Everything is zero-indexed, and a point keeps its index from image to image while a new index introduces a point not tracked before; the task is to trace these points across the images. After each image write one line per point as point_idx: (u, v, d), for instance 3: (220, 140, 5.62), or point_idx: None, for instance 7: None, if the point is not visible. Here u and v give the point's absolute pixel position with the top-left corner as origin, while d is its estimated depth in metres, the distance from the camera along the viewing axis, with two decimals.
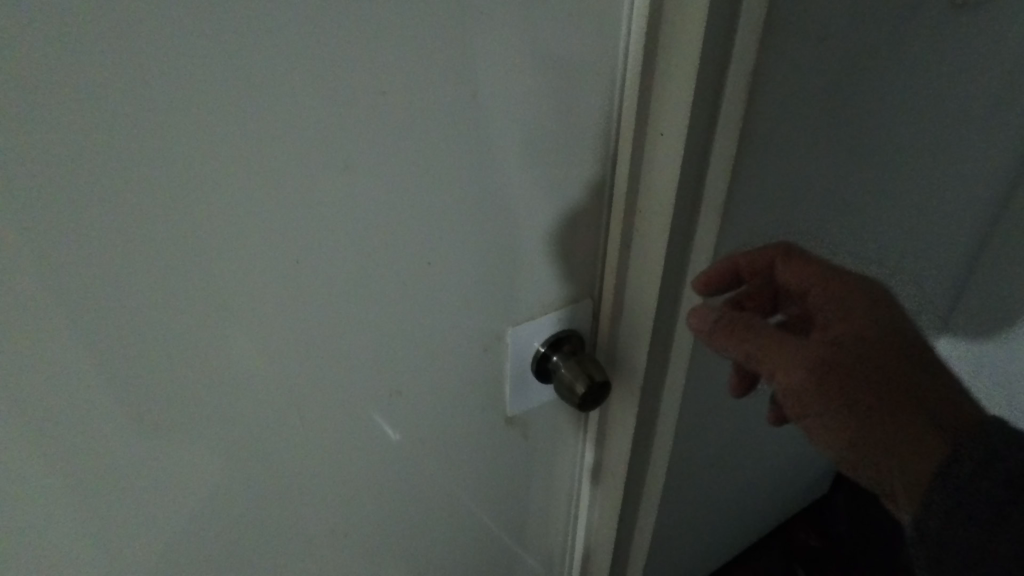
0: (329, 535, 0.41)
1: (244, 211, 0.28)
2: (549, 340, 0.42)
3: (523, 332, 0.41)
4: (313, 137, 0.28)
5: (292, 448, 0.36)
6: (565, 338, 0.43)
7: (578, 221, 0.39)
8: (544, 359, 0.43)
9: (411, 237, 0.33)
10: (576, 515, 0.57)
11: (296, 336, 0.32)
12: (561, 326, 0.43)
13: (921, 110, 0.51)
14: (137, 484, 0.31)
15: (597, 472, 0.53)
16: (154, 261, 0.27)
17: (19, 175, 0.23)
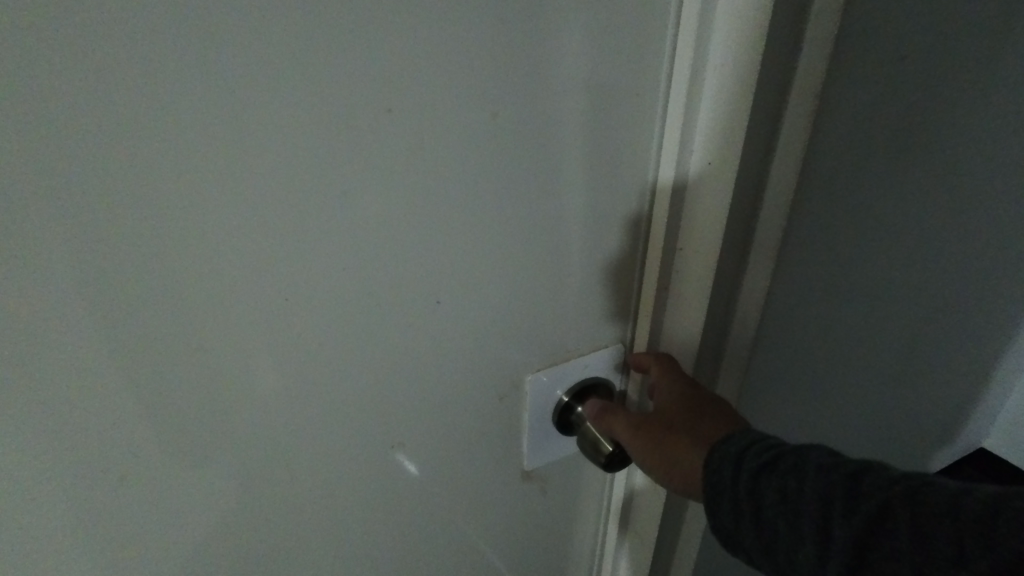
0: (346, 552, 0.45)
1: (273, 263, 0.31)
2: (572, 389, 0.46)
3: (545, 381, 0.44)
4: (340, 193, 0.31)
5: (312, 470, 0.39)
6: (589, 389, 0.46)
7: (609, 276, 0.42)
8: (566, 409, 0.46)
9: (432, 282, 0.36)
10: (600, 547, 0.59)
11: (316, 371, 0.36)
12: (586, 378, 0.46)
13: (960, 178, 0.54)
14: (160, 505, 0.35)
15: (623, 511, 0.55)
16: (191, 309, 0.30)
17: (78, 243, 0.26)
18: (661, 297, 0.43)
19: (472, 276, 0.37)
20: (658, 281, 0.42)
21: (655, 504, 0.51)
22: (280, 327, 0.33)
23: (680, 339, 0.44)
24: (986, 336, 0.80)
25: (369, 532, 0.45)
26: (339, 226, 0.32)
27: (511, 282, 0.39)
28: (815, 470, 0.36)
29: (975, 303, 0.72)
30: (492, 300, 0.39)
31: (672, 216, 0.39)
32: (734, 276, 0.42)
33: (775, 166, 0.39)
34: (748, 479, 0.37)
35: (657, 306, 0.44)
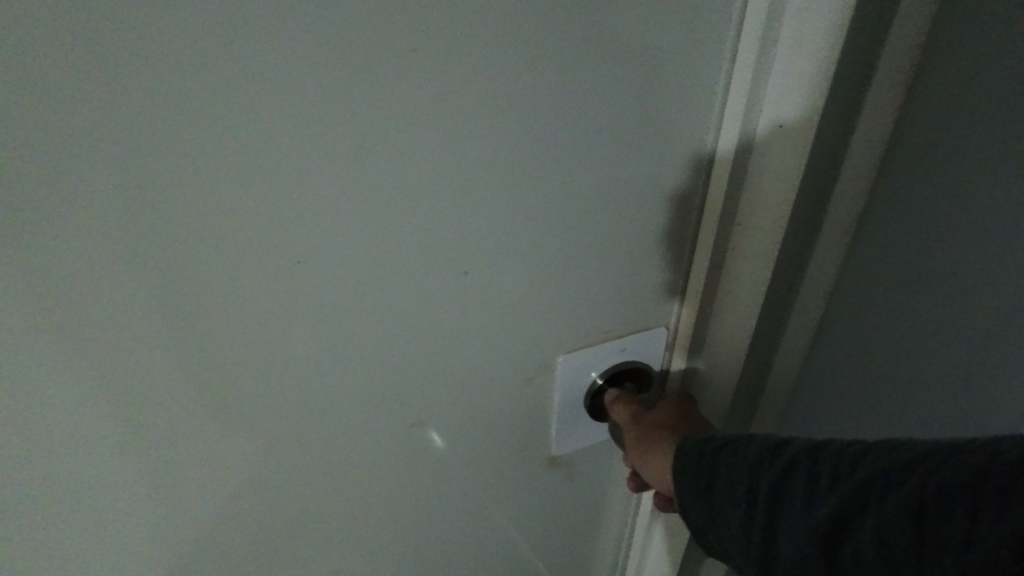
0: (362, 524, 0.43)
1: (289, 215, 0.29)
2: (608, 372, 0.43)
3: (579, 361, 0.42)
4: (362, 143, 0.28)
5: (330, 441, 0.38)
6: (627, 373, 0.43)
7: (654, 249, 0.39)
8: (600, 391, 0.43)
9: (460, 247, 0.33)
10: (629, 534, 0.56)
11: (334, 334, 0.33)
12: (625, 361, 0.43)
13: None
14: (172, 464, 0.34)
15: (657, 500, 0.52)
16: (202, 261, 0.29)
17: (80, 182, 0.25)
18: (710, 281, 0.40)
19: (505, 253, 0.35)
20: (709, 264, 0.39)
21: None
22: (300, 289, 0.31)
23: (731, 323, 0.40)
24: None
25: (387, 514, 0.43)
26: (364, 195, 0.30)
27: (547, 260, 0.36)
28: (747, 442, 0.33)
29: None
30: (525, 279, 0.36)
31: (730, 193, 0.36)
32: (800, 253, 0.39)
33: (863, 130, 0.35)
34: (686, 469, 0.34)
35: (706, 291, 0.40)
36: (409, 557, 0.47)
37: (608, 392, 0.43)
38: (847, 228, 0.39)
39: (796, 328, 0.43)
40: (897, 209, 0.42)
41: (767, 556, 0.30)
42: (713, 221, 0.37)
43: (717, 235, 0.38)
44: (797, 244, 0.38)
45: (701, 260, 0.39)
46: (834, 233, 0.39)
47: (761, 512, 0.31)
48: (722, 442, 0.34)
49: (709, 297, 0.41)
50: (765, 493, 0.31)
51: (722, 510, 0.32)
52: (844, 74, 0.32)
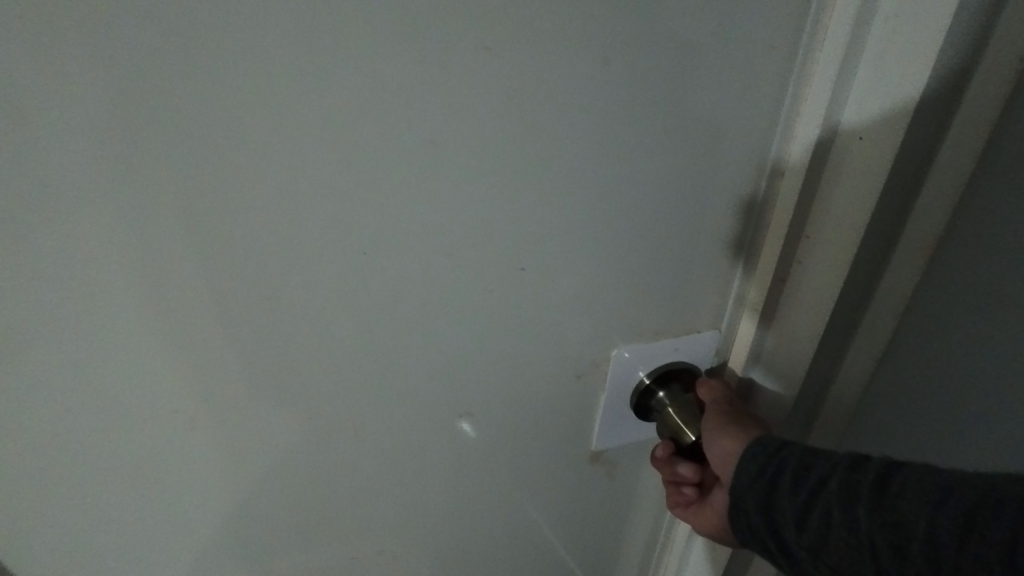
0: (398, 507, 0.44)
1: (352, 204, 0.29)
2: (655, 371, 0.42)
3: (627, 359, 0.41)
4: (428, 134, 0.29)
5: (375, 424, 0.38)
6: (675, 373, 0.43)
7: (709, 248, 0.38)
8: (647, 391, 0.43)
9: (514, 240, 0.33)
10: (660, 533, 0.56)
11: (386, 320, 0.34)
12: (672, 360, 0.43)
13: None
14: (225, 435, 0.35)
15: None
16: (265, 244, 0.29)
17: (157, 163, 0.26)
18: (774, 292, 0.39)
19: (559, 252, 0.35)
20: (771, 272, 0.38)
21: None
22: (356, 276, 0.32)
23: (793, 334, 0.39)
24: None
25: (423, 504, 0.44)
26: (427, 188, 0.30)
27: (602, 260, 0.36)
28: (789, 447, 0.34)
29: None
30: (576, 274, 0.36)
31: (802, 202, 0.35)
32: (872, 264, 0.37)
33: (952, 137, 0.34)
34: (750, 473, 0.34)
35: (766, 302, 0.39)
36: (441, 542, 0.48)
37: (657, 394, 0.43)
38: (926, 238, 0.38)
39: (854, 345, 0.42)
40: (975, 229, 0.40)
41: (813, 555, 0.31)
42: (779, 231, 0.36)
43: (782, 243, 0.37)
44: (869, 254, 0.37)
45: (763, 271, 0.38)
46: (910, 244, 0.38)
47: (821, 523, 0.31)
48: (796, 451, 0.33)
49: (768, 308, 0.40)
50: (828, 508, 0.30)
51: (765, 511, 0.33)
52: (937, 78, 0.30)
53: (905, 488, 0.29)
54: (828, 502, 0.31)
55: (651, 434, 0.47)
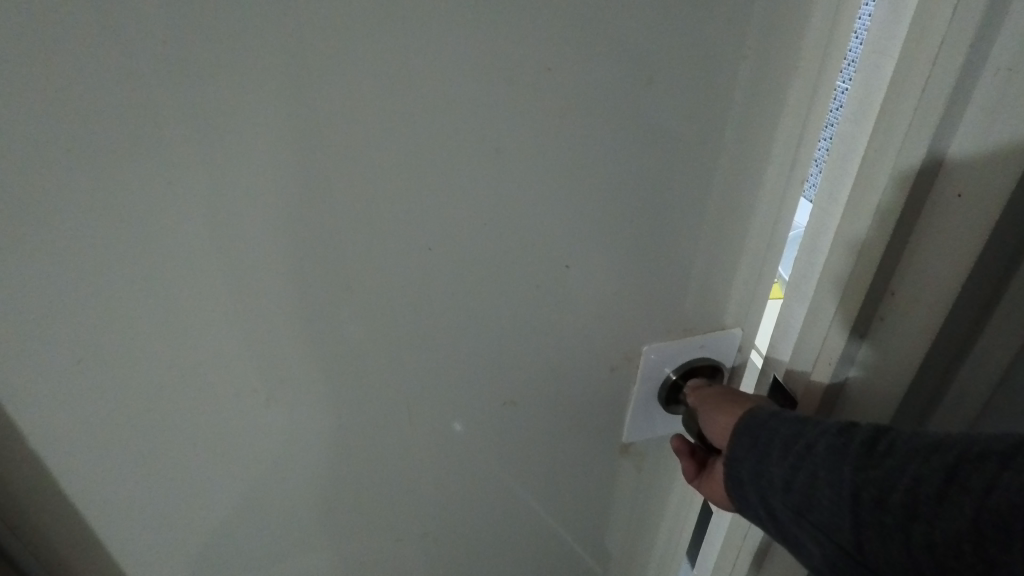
0: (419, 477, 0.47)
1: (429, 198, 0.34)
2: (681, 366, 0.47)
3: (657, 352, 0.46)
4: (508, 138, 0.34)
5: (417, 399, 0.43)
6: (699, 368, 0.47)
7: (735, 251, 0.43)
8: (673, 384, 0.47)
9: (559, 235, 0.38)
10: (660, 525, 0.60)
11: (437, 306, 0.39)
12: (698, 357, 0.47)
13: None
14: (286, 393, 0.39)
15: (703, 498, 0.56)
16: (348, 229, 0.34)
17: (281, 150, 0.31)
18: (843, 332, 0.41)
19: (595, 256, 0.40)
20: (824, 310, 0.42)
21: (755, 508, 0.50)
22: (416, 261, 0.37)
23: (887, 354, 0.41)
24: None
25: (446, 479, 0.48)
26: (497, 184, 0.35)
27: (635, 271, 0.41)
28: (782, 417, 0.37)
29: None
30: (610, 271, 0.41)
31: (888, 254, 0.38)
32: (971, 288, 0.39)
33: None
34: (745, 445, 0.38)
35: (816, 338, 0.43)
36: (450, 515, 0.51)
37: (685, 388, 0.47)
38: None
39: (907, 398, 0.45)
40: None
41: (802, 511, 0.35)
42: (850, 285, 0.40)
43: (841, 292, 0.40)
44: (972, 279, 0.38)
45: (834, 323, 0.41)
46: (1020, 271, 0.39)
47: (806, 485, 0.34)
48: (785, 421, 0.36)
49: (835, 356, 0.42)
50: (812, 470, 0.34)
51: (760, 475, 0.36)
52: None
53: (883, 450, 0.32)
54: (815, 465, 0.34)
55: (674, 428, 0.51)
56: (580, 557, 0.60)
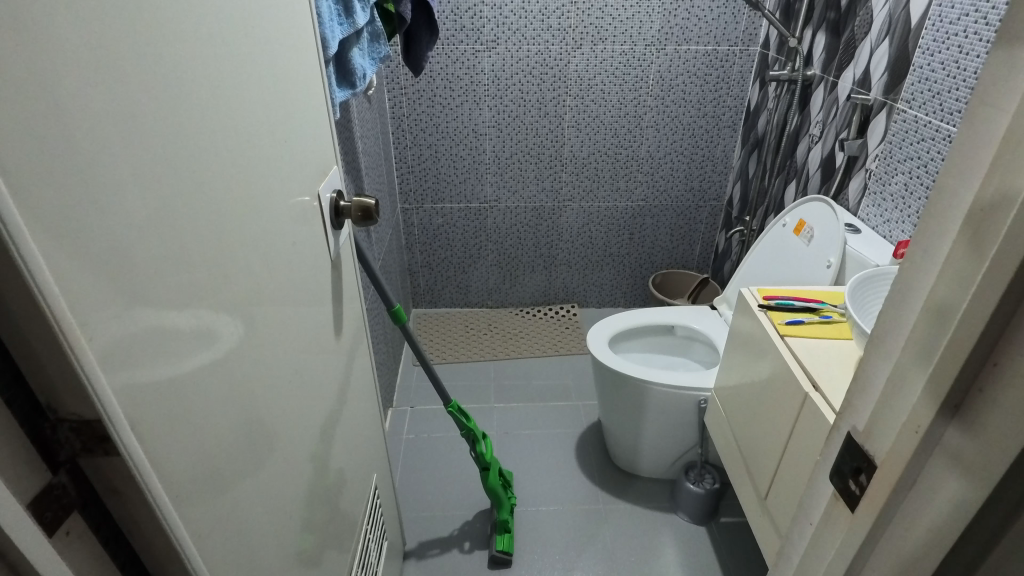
0: (300, 385, 0.73)
1: (238, 183, 0.56)
2: (860, 472, 0.46)
3: (885, 434, 0.43)
4: (220, 72, 0.52)
5: (280, 337, 0.67)
6: (860, 466, 0.46)
7: (325, 146, 0.83)
8: (853, 484, 0.46)
9: (272, 123, 0.63)
10: (351, 416, 0.97)
11: (268, 263, 0.63)
12: (865, 461, 0.45)
13: (937, 89, 1.16)
14: (248, 348, 0.58)
15: (801, 513, 0.56)
16: (241, 239, 0.57)
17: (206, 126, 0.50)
18: (875, 422, 0.44)
19: (300, 160, 0.72)
20: (900, 354, 0.41)
21: (827, 555, 0.51)
22: (262, 243, 0.61)
23: (916, 412, 0.39)
24: (881, 199, 1.34)
25: (312, 410, 0.77)
26: (238, 112, 0.55)
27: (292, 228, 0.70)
28: None
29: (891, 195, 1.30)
30: (302, 185, 0.73)
31: (965, 371, 0.36)
32: (909, 342, 0.40)
33: (925, 224, 0.40)
34: None
35: (852, 425, 0.47)
36: (312, 411, 0.77)
37: (855, 488, 0.46)
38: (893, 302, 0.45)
39: (940, 475, 0.38)
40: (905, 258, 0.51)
41: None
42: (956, 353, 0.36)
43: (935, 352, 0.38)
44: (937, 338, 0.38)
45: (927, 385, 0.38)
46: None
47: None
48: None
49: (911, 410, 0.40)
50: None
51: None
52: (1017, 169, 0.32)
53: None
54: None
55: (835, 479, 0.49)
56: (347, 451, 0.94)
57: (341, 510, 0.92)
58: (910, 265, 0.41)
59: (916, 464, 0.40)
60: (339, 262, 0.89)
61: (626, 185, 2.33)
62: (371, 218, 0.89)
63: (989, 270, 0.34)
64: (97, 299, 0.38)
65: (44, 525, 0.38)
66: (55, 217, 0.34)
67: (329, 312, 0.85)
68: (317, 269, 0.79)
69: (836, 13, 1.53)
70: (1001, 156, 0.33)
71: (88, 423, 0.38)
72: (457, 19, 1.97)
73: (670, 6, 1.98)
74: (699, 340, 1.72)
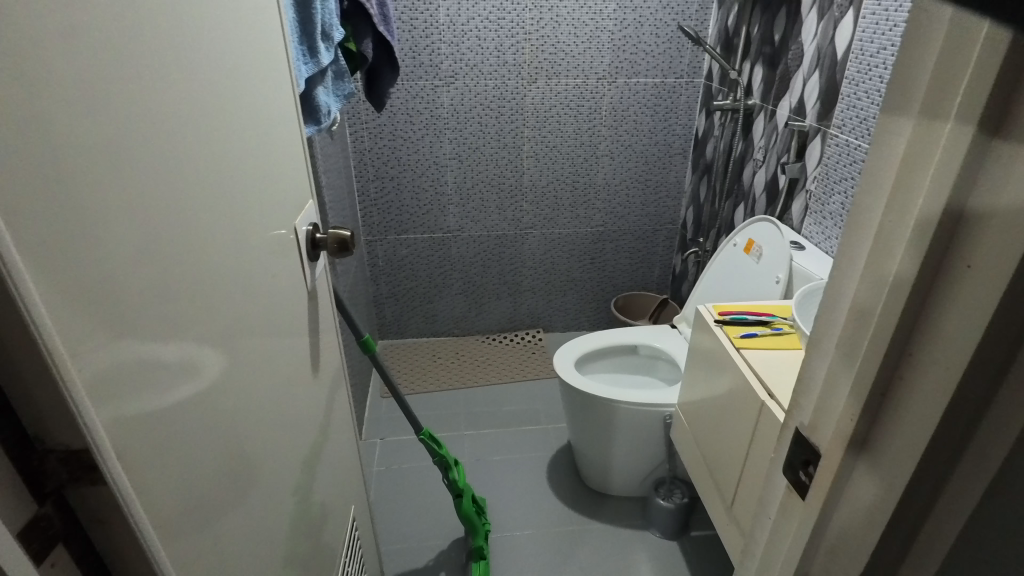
0: (282, 415, 0.73)
1: (218, 218, 0.58)
2: (808, 463, 0.50)
3: (827, 425, 0.47)
4: (202, 112, 0.55)
5: (263, 365, 0.68)
6: (809, 457, 0.50)
7: (301, 182, 0.85)
8: (804, 474, 0.50)
9: (251, 160, 0.66)
10: (332, 446, 0.97)
11: (250, 296, 0.65)
12: (812, 452, 0.49)
13: (863, 115, 1.26)
14: (229, 375, 0.60)
15: (762, 508, 0.59)
16: (222, 270, 0.59)
17: (187, 165, 0.52)
18: (817, 417, 0.49)
19: (279, 196, 0.74)
20: (834, 352, 0.46)
21: (785, 544, 0.54)
22: (243, 276, 0.63)
23: (849, 403, 0.44)
24: (822, 217, 1.44)
25: (294, 439, 0.78)
26: (218, 149, 0.58)
27: (272, 260, 0.72)
28: None
29: (831, 214, 1.39)
30: (281, 219, 0.75)
31: (886, 363, 0.40)
32: (841, 342, 0.45)
33: (846, 237, 0.45)
34: None
35: (799, 421, 0.52)
36: (293, 439, 0.78)
37: (805, 478, 0.50)
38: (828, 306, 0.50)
39: (873, 456, 0.42)
40: None
41: None
42: (879, 348, 0.41)
43: (862, 348, 0.43)
44: (861, 336, 0.43)
45: (857, 378, 0.43)
46: None
47: None
48: None
49: (846, 402, 0.44)
50: None
51: None
52: (911, 186, 0.37)
53: None
54: None
55: (788, 472, 0.53)
56: (328, 481, 0.94)
57: (324, 540, 0.92)
58: (838, 273, 0.46)
59: (852, 449, 0.44)
60: (317, 293, 0.90)
61: (585, 211, 2.40)
62: (347, 248, 0.90)
63: (898, 273, 0.39)
64: (84, 331, 0.40)
65: (31, 555, 0.38)
66: (47, 252, 0.36)
67: (308, 341, 0.86)
68: (295, 300, 0.80)
69: (771, 47, 1.65)
70: (900, 173, 0.38)
71: (76, 452, 0.39)
72: (415, 55, 2.03)
73: (619, 42, 2.10)
74: (664, 359, 1.77)
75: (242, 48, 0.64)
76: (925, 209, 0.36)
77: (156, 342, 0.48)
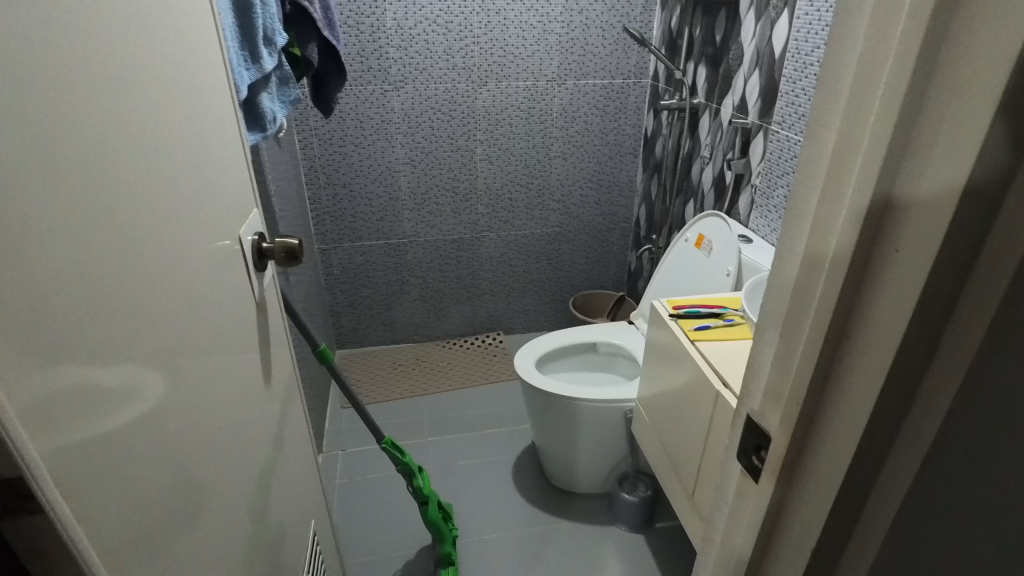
0: (232, 431, 0.71)
1: (156, 230, 0.56)
2: (760, 448, 0.51)
3: (776, 410, 0.49)
4: (134, 121, 0.53)
5: (210, 380, 0.66)
6: (760, 442, 0.51)
7: (244, 191, 0.83)
8: (756, 458, 0.52)
9: (188, 170, 0.64)
10: (287, 460, 0.95)
11: (193, 309, 0.63)
12: (763, 437, 0.51)
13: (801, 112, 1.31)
14: (173, 392, 0.58)
15: (719, 494, 0.61)
16: (162, 284, 0.57)
17: (121, 175, 0.50)
18: (767, 402, 0.50)
19: (221, 205, 0.72)
20: (779, 339, 0.48)
21: (742, 527, 0.56)
22: (185, 289, 0.61)
23: (795, 387, 0.45)
24: (767, 210, 1.49)
25: (246, 455, 0.76)
26: (153, 159, 0.56)
27: (216, 272, 0.70)
28: None
29: (775, 207, 1.45)
30: (224, 229, 0.73)
31: (828, 347, 0.42)
32: (785, 329, 0.47)
33: (786, 227, 0.46)
34: None
35: (750, 407, 0.53)
36: (245, 455, 0.75)
37: (758, 462, 0.52)
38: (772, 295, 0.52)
39: (820, 438, 0.44)
40: None
41: None
42: (821, 332, 0.42)
43: (805, 333, 0.44)
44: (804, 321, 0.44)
45: (801, 362, 0.45)
46: None
47: None
48: None
49: (792, 387, 0.46)
50: None
51: None
52: (843, 176, 0.39)
53: None
54: None
55: (742, 457, 0.54)
56: (284, 496, 0.92)
57: (283, 558, 0.89)
58: (779, 262, 0.47)
59: (800, 431, 0.46)
60: (265, 304, 0.88)
61: (540, 213, 2.42)
62: (296, 257, 0.88)
63: (835, 259, 0.40)
64: (15, 353, 0.38)
65: None
66: None
67: (258, 354, 0.84)
68: (243, 312, 0.78)
69: (713, 48, 1.70)
70: (832, 164, 0.40)
71: (11, 482, 0.37)
72: (364, 60, 2.01)
73: (567, 45, 2.12)
74: (622, 355, 1.80)
75: (175, 54, 0.62)
76: (856, 197, 0.38)
77: (94, 361, 0.45)
